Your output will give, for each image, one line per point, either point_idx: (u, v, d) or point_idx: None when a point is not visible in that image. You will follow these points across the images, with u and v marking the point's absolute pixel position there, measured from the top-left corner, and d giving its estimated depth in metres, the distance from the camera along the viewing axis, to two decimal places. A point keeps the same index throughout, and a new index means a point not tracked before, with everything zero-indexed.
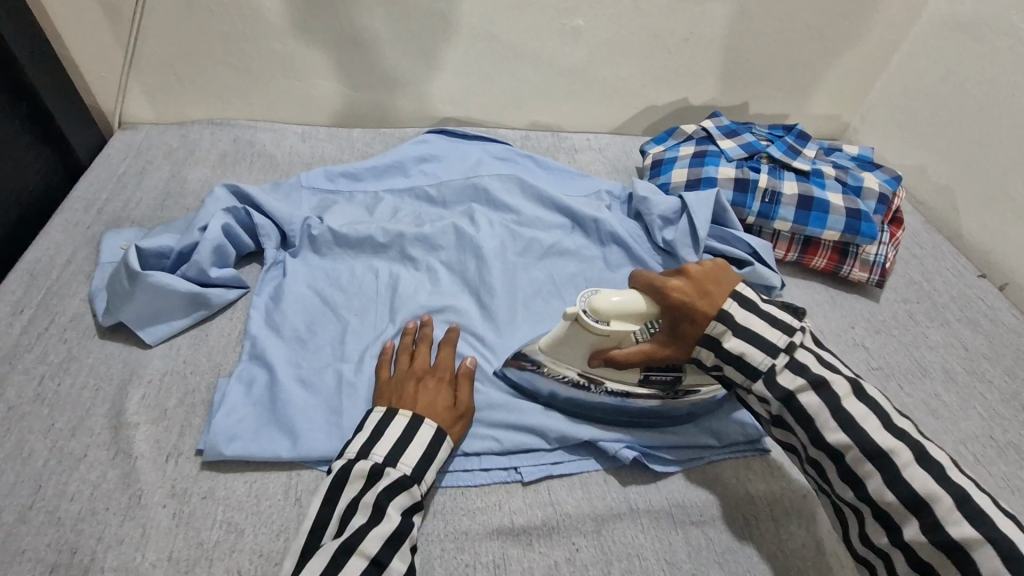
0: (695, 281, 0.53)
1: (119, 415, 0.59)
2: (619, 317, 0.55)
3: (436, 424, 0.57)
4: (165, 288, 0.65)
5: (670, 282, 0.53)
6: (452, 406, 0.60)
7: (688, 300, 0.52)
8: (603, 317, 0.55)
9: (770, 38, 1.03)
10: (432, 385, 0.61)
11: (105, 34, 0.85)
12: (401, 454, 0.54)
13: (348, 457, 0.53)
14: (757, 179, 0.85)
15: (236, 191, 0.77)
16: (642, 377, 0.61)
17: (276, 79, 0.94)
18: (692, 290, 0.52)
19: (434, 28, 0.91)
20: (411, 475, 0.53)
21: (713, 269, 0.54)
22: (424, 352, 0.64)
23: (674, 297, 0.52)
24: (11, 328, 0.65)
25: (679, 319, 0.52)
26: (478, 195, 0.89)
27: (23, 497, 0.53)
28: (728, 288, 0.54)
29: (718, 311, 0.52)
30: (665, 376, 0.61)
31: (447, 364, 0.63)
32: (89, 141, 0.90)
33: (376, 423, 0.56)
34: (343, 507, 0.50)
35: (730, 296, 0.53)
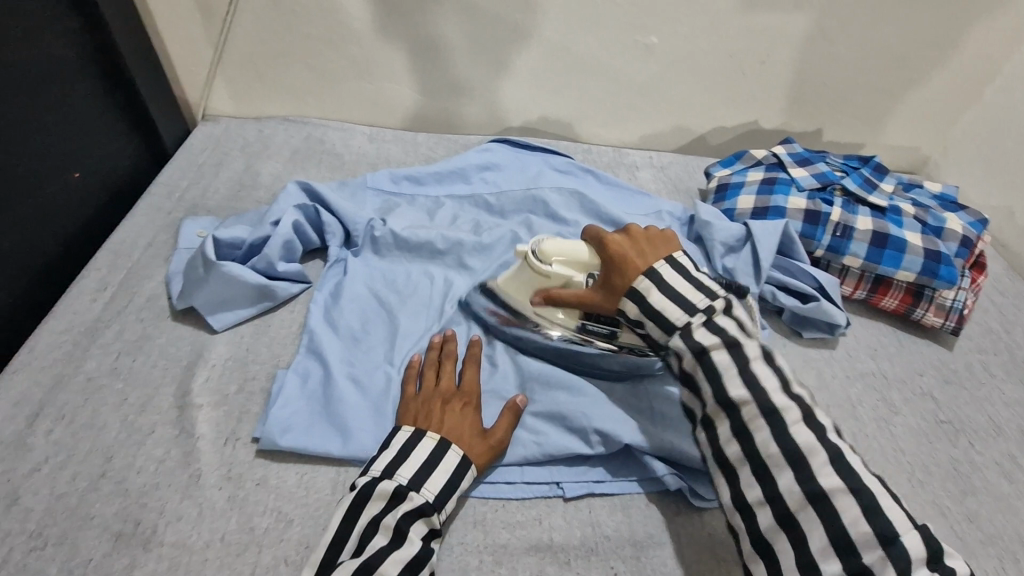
0: (632, 238, 0.60)
1: (185, 396, 0.62)
2: (559, 258, 0.66)
3: (462, 453, 0.57)
4: (236, 278, 0.68)
5: (609, 236, 0.61)
6: (483, 434, 0.60)
7: (618, 249, 0.59)
8: (547, 257, 0.67)
9: (851, 64, 0.99)
10: (458, 408, 0.60)
11: (199, 31, 0.90)
12: (426, 479, 0.54)
13: (373, 475, 0.54)
14: (830, 212, 0.82)
15: (307, 188, 0.80)
16: (581, 325, 0.68)
17: (350, 81, 0.97)
18: (627, 245, 0.59)
19: (506, 38, 0.92)
20: (432, 502, 0.54)
21: (657, 236, 0.60)
22: (450, 372, 0.64)
23: (608, 245, 0.60)
24: (95, 304, 0.69)
25: (611, 269, 0.59)
26: (538, 208, 0.89)
27: (95, 465, 0.56)
28: (664, 251, 0.58)
29: (645, 265, 0.57)
30: (604, 327, 0.67)
31: (472, 387, 0.63)
32: (175, 131, 0.95)
33: (403, 444, 0.56)
34: (364, 526, 0.51)
35: (662, 257, 0.57)
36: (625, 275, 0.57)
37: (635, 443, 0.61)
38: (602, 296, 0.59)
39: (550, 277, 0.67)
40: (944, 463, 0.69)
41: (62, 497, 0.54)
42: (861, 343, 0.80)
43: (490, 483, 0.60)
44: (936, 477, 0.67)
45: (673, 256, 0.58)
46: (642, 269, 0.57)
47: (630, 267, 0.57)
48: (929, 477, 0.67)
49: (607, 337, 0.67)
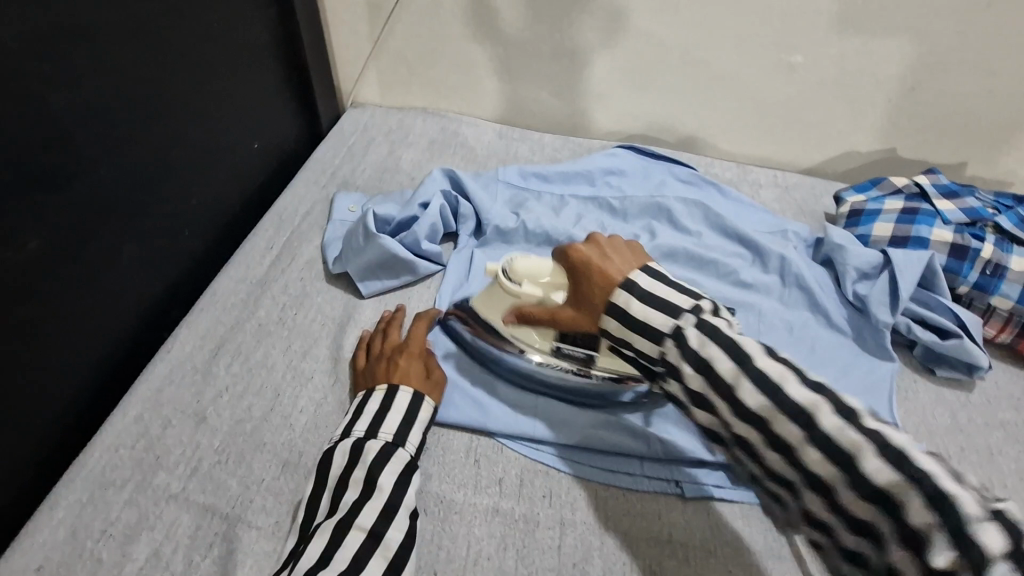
0: (597, 246, 0.52)
1: (339, 350, 0.69)
2: (529, 278, 0.68)
3: (411, 391, 0.60)
4: (388, 249, 0.75)
5: (571, 245, 0.53)
6: (426, 377, 0.63)
7: (583, 261, 0.52)
8: (517, 275, 0.68)
9: (1013, 97, 0.93)
10: (403, 359, 0.64)
11: (364, 26, 0.99)
12: (381, 424, 0.57)
13: (334, 441, 0.58)
14: (980, 248, 0.78)
15: (451, 175, 0.86)
16: (555, 347, 0.67)
17: (491, 80, 1.03)
18: (592, 254, 0.52)
19: (647, 48, 0.95)
20: (392, 441, 0.56)
21: (623, 244, 0.53)
22: (395, 333, 0.68)
23: (571, 258, 0.53)
24: (264, 260, 0.78)
25: (582, 284, 0.52)
26: (662, 216, 0.91)
27: (266, 400, 0.63)
28: (635, 259, 0.51)
29: (619, 276, 0.50)
30: (578, 352, 0.66)
31: (417, 340, 0.67)
32: (330, 114, 1.05)
33: (356, 406, 0.60)
34: (333, 485, 0.54)
35: (635, 268, 0.50)
36: (602, 288, 0.50)
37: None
38: (580, 313, 0.54)
39: (522, 295, 0.68)
40: None
41: (240, 423, 0.61)
42: (1002, 391, 0.75)
43: (614, 471, 0.62)
44: None
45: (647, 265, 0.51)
46: (615, 280, 0.50)
47: (603, 282, 0.50)
48: None
49: (584, 362, 0.66)
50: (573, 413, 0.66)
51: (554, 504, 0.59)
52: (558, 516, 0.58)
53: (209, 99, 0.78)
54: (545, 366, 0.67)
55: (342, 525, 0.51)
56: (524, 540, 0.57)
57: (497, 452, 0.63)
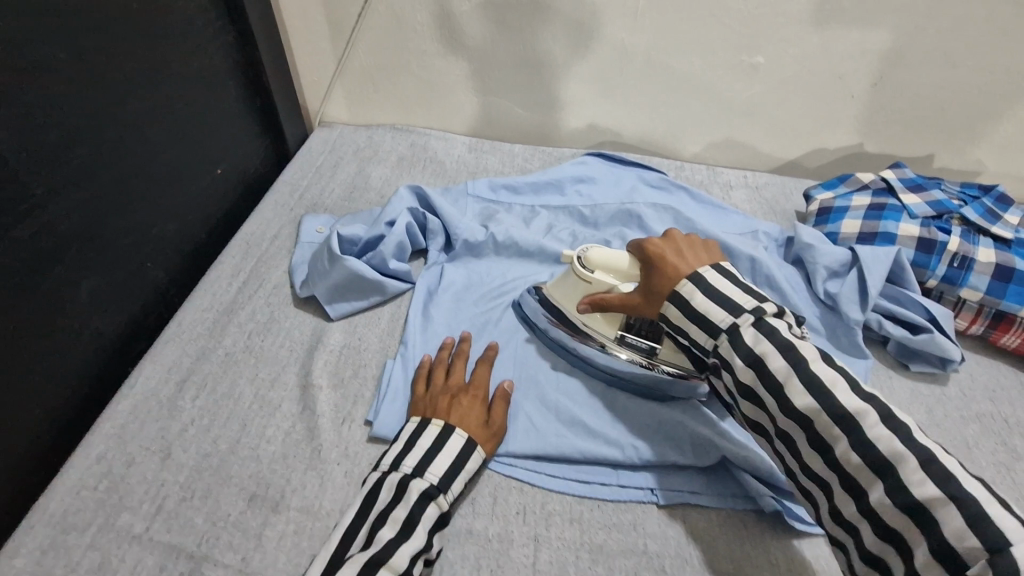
0: (672, 241, 0.59)
1: (307, 375, 0.68)
2: (602, 267, 0.65)
3: (468, 437, 0.59)
4: (354, 270, 0.74)
5: (650, 239, 0.60)
6: (485, 422, 0.62)
7: (657, 254, 0.58)
8: (591, 264, 0.66)
9: (972, 88, 0.94)
10: (465, 401, 0.62)
11: (326, 45, 0.99)
12: (430, 464, 0.56)
13: (382, 471, 0.56)
14: (947, 240, 0.78)
15: (417, 192, 0.86)
16: (619, 337, 0.69)
17: (455, 93, 1.03)
18: (668, 248, 0.59)
19: (609, 55, 0.95)
20: (437, 485, 0.55)
21: (698, 241, 0.60)
22: (459, 371, 0.66)
23: (648, 249, 0.59)
24: (231, 287, 0.77)
25: (653, 272, 0.58)
26: (631, 222, 0.91)
27: (233, 431, 0.62)
28: (707, 258, 0.57)
29: (687, 268, 0.56)
30: (643, 343, 0.68)
31: (480, 382, 0.65)
32: (297, 134, 1.05)
33: (409, 435, 0.59)
34: (372, 519, 0.52)
35: (704, 262, 0.56)
36: (667, 278, 0.56)
37: (735, 460, 0.61)
38: (643, 301, 0.59)
39: (592, 283, 0.66)
40: None
41: (206, 456, 0.60)
42: (977, 383, 0.75)
43: (585, 482, 0.62)
44: None
45: (716, 263, 0.57)
46: (681, 269, 0.56)
47: (672, 271, 0.56)
48: None
49: (648, 353, 0.67)
50: (544, 422, 0.66)
51: (529, 521, 0.59)
52: (533, 532, 0.58)
53: (169, 127, 0.78)
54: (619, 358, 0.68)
55: (375, 561, 0.49)
56: (499, 560, 0.56)
57: None
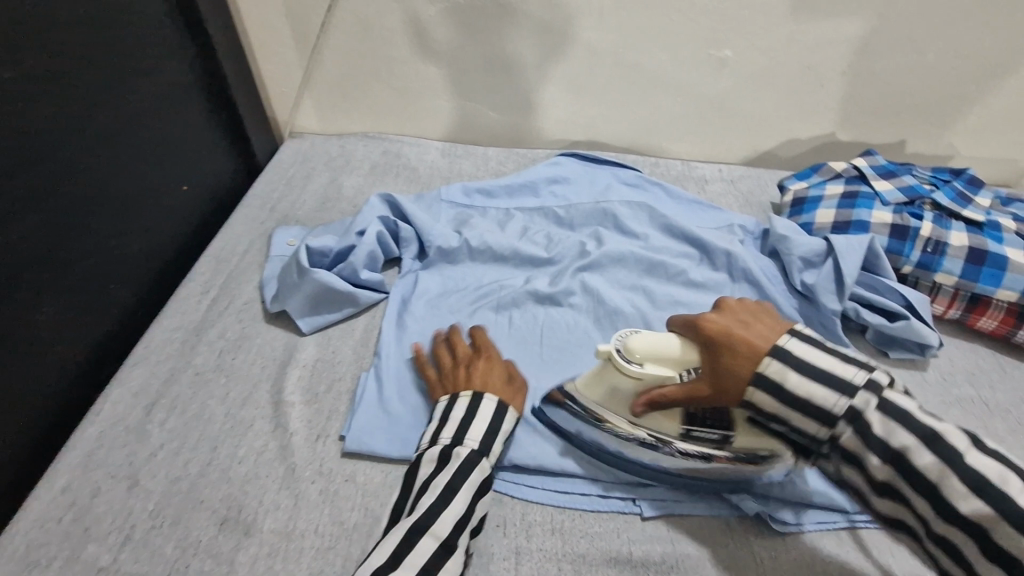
0: (729, 313, 0.52)
1: (280, 392, 0.67)
2: (652, 360, 0.54)
3: (498, 397, 0.61)
4: (324, 282, 0.73)
5: (704, 315, 0.52)
6: (507, 381, 0.64)
7: (722, 331, 0.50)
8: (634, 356, 0.55)
9: (940, 74, 0.95)
10: (483, 366, 0.64)
11: (292, 55, 0.97)
12: (466, 433, 0.57)
13: (422, 446, 0.58)
14: (920, 226, 0.78)
15: (389, 200, 0.85)
16: (685, 431, 0.58)
17: (425, 98, 1.02)
18: (730, 322, 0.51)
19: (578, 53, 0.94)
20: (479, 449, 0.57)
21: (755, 306, 0.53)
22: (464, 342, 0.68)
23: (710, 329, 0.51)
24: (200, 305, 0.76)
25: (726, 353, 0.49)
26: (607, 221, 0.90)
27: (204, 453, 0.61)
28: (776, 325, 0.50)
29: (770, 343, 0.48)
30: (711, 435, 0.58)
31: (486, 347, 0.67)
32: (266, 146, 1.03)
33: (443, 409, 0.60)
34: (419, 490, 0.54)
35: (783, 332, 0.49)
36: (750, 358, 0.48)
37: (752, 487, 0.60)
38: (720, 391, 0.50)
39: (644, 378, 0.55)
40: None
41: (176, 481, 0.59)
42: (956, 367, 0.75)
43: (566, 492, 0.61)
44: None
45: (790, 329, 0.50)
46: (761, 344, 0.48)
47: (749, 351, 0.48)
48: None
49: (720, 443, 0.57)
50: (522, 430, 0.65)
51: (509, 534, 0.58)
52: (513, 545, 0.57)
53: (130, 145, 0.76)
54: (680, 455, 0.59)
55: (419, 527, 0.50)
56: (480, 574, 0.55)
57: None
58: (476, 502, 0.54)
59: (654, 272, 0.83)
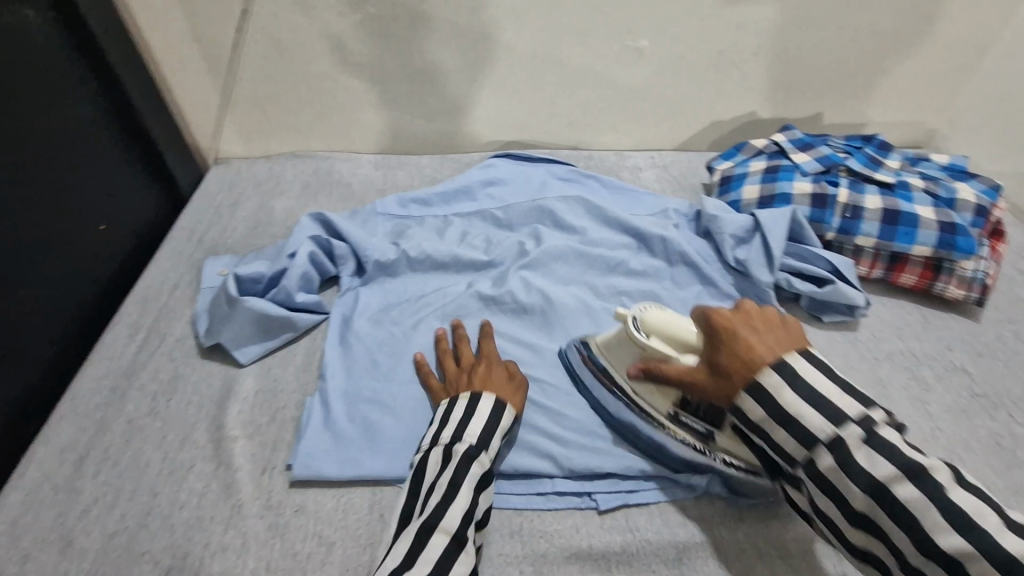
0: (744, 314, 0.53)
1: (220, 429, 0.64)
2: (659, 334, 0.61)
3: (496, 396, 0.61)
4: (257, 310, 0.70)
5: (718, 310, 0.54)
6: (509, 379, 0.65)
7: (730, 331, 0.52)
8: (647, 328, 0.62)
9: (844, 46, 1.00)
10: (484, 369, 0.65)
11: (206, 79, 0.94)
12: (464, 430, 0.57)
13: (423, 450, 0.57)
14: (836, 194, 0.82)
15: (320, 218, 0.82)
16: (674, 414, 0.62)
17: (351, 112, 1.00)
18: (740, 325, 0.52)
19: (499, 54, 0.94)
20: (478, 445, 0.56)
21: (778, 317, 0.53)
22: (466, 348, 0.68)
23: (717, 325, 0.53)
24: (129, 347, 0.72)
25: (724, 353, 0.52)
26: (545, 218, 0.91)
27: (142, 503, 0.58)
28: (788, 344, 0.50)
29: (766, 356, 0.50)
30: (699, 425, 0.61)
31: (489, 350, 0.67)
32: (190, 175, 1.00)
33: (444, 414, 0.60)
34: (424, 490, 0.54)
35: (788, 351, 0.50)
36: (742, 365, 0.50)
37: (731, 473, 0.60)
38: (712, 382, 0.53)
39: (648, 350, 0.62)
40: (983, 438, 0.67)
41: (113, 536, 0.56)
42: (885, 324, 0.79)
43: (521, 495, 0.61)
44: (978, 452, 0.66)
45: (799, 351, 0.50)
46: (757, 355, 0.50)
47: (748, 356, 0.50)
48: (969, 453, 0.66)
49: (704, 436, 0.61)
50: None
51: None
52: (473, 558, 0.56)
53: (34, 189, 0.72)
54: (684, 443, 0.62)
55: (428, 525, 0.50)
56: None
57: None
58: (479, 496, 0.53)
59: (595, 265, 0.84)
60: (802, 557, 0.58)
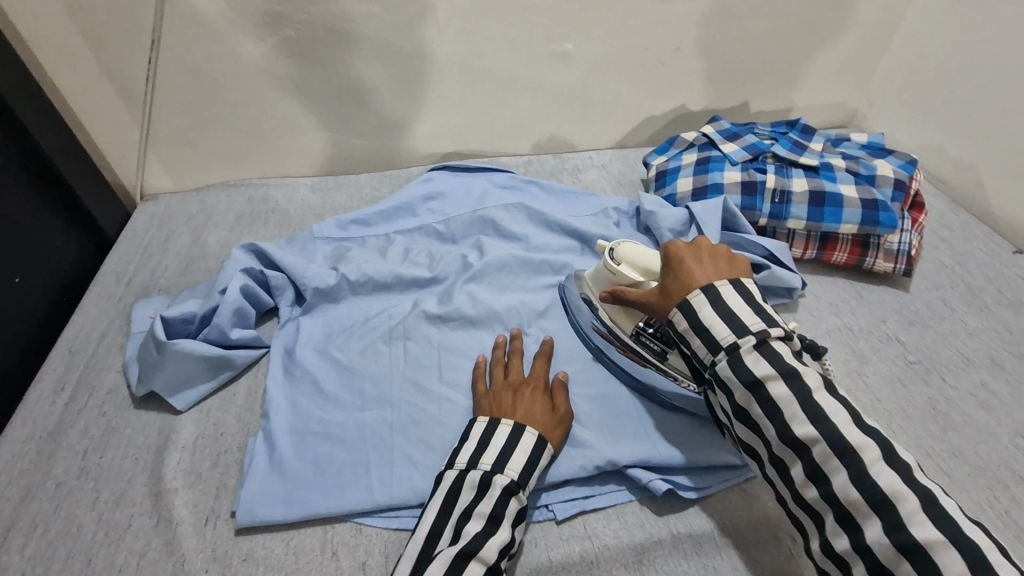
0: (698, 248, 0.59)
1: (158, 482, 0.61)
2: (628, 263, 0.67)
3: (537, 432, 0.60)
4: (188, 352, 0.67)
5: (676, 242, 0.61)
6: (551, 411, 0.63)
7: (681, 258, 0.59)
8: (619, 257, 0.68)
9: (763, 37, 1.03)
10: (528, 395, 0.64)
11: (121, 115, 0.90)
12: (506, 462, 0.57)
13: (459, 468, 0.57)
14: (765, 180, 0.84)
15: (253, 249, 0.80)
16: (636, 333, 0.70)
17: (281, 138, 0.98)
18: (690, 256, 0.59)
19: (427, 68, 0.94)
20: (518, 482, 0.56)
21: (726, 255, 0.59)
22: (516, 365, 0.68)
23: (671, 253, 0.60)
24: (55, 405, 0.68)
25: (669, 276, 0.59)
26: (487, 228, 0.90)
27: (75, 572, 0.55)
28: (727, 275, 0.57)
29: (704, 282, 0.56)
30: (655, 344, 0.68)
31: (540, 375, 0.67)
32: (114, 215, 0.95)
33: (482, 432, 0.59)
34: (457, 516, 0.53)
35: (725, 280, 0.56)
36: (681, 286, 0.57)
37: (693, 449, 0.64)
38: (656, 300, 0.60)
39: (616, 274, 0.68)
40: (920, 404, 0.70)
41: None
42: (822, 302, 0.82)
43: None
44: (917, 418, 0.69)
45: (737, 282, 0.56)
46: (695, 279, 0.56)
47: (688, 278, 0.57)
48: (908, 420, 0.68)
49: (660, 355, 0.68)
50: (426, 459, 0.63)
51: None
52: None
53: None
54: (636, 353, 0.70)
55: (464, 553, 0.50)
56: None
57: (356, 535, 0.58)
58: (514, 531, 0.54)
59: (541, 270, 0.84)
60: (759, 545, 0.58)
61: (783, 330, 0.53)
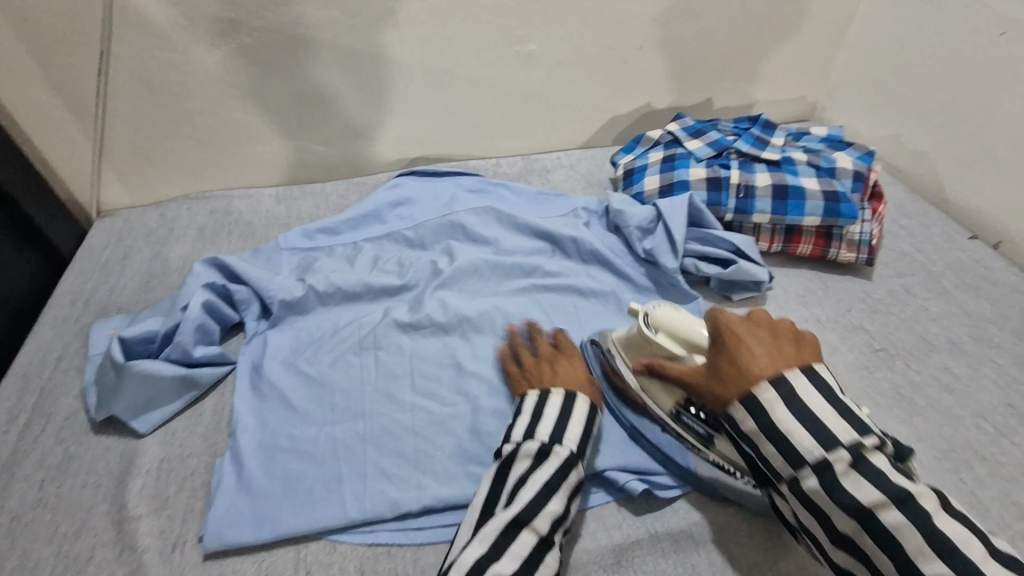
0: (756, 324, 0.52)
1: (121, 510, 0.59)
2: (666, 330, 0.62)
3: (589, 399, 0.61)
4: (150, 373, 0.65)
5: (728, 317, 0.53)
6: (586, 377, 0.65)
7: (736, 336, 0.52)
8: (656, 324, 0.63)
9: (723, 33, 1.04)
10: (566, 364, 0.65)
11: (70, 128, 0.86)
12: (563, 433, 0.57)
13: (515, 442, 0.57)
14: (729, 176, 0.85)
15: (215, 263, 0.78)
16: (676, 411, 0.63)
17: (242, 148, 0.96)
18: (748, 334, 0.52)
19: (389, 72, 0.92)
20: (576, 451, 0.57)
21: (791, 333, 0.52)
22: (543, 340, 0.69)
23: (723, 330, 0.53)
24: (8, 435, 0.65)
25: (724, 358, 0.52)
26: (457, 232, 0.89)
27: None
28: (796, 360, 0.50)
29: (770, 371, 0.49)
30: (699, 426, 0.62)
31: (567, 344, 0.68)
32: (68, 233, 0.92)
33: (535, 406, 0.60)
34: (513, 483, 0.54)
35: (796, 370, 0.49)
36: (740, 374, 0.50)
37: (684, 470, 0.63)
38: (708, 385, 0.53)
39: (653, 343, 0.63)
40: (886, 390, 0.72)
41: None
42: (789, 294, 0.83)
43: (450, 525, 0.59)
44: (883, 404, 0.70)
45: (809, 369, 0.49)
46: (759, 365, 0.49)
47: (747, 364, 0.50)
48: (875, 407, 0.70)
49: (705, 439, 0.61)
50: (400, 471, 0.62)
51: None
52: None
53: None
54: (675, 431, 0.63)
55: (516, 522, 0.50)
56: None
57: (330, 553, 0.57)
58: (570, 504, 0.54)
59: (513, 274, 0.84)
60: (734, 538, 0.59)
61: (877, 442, 0.46)
